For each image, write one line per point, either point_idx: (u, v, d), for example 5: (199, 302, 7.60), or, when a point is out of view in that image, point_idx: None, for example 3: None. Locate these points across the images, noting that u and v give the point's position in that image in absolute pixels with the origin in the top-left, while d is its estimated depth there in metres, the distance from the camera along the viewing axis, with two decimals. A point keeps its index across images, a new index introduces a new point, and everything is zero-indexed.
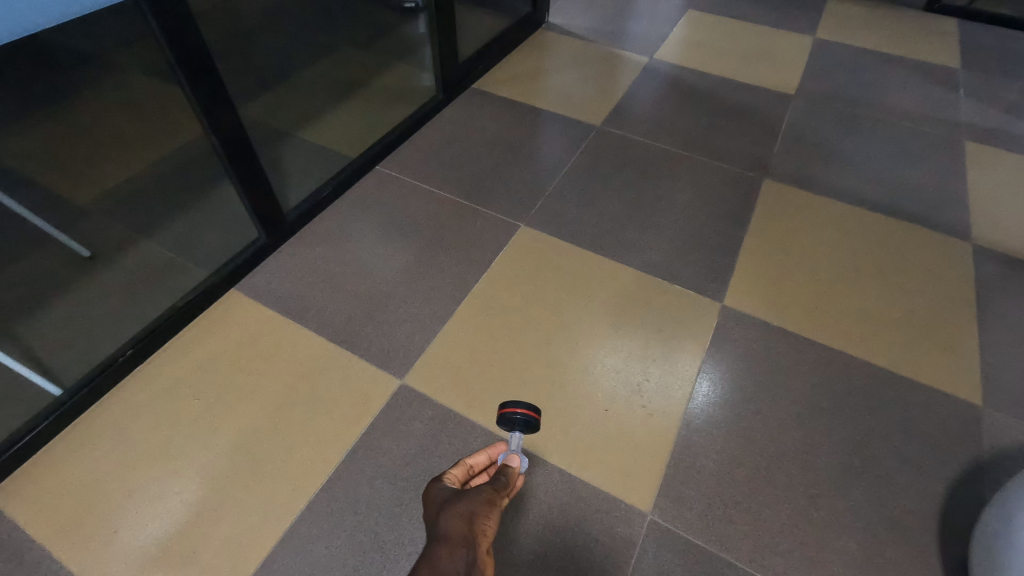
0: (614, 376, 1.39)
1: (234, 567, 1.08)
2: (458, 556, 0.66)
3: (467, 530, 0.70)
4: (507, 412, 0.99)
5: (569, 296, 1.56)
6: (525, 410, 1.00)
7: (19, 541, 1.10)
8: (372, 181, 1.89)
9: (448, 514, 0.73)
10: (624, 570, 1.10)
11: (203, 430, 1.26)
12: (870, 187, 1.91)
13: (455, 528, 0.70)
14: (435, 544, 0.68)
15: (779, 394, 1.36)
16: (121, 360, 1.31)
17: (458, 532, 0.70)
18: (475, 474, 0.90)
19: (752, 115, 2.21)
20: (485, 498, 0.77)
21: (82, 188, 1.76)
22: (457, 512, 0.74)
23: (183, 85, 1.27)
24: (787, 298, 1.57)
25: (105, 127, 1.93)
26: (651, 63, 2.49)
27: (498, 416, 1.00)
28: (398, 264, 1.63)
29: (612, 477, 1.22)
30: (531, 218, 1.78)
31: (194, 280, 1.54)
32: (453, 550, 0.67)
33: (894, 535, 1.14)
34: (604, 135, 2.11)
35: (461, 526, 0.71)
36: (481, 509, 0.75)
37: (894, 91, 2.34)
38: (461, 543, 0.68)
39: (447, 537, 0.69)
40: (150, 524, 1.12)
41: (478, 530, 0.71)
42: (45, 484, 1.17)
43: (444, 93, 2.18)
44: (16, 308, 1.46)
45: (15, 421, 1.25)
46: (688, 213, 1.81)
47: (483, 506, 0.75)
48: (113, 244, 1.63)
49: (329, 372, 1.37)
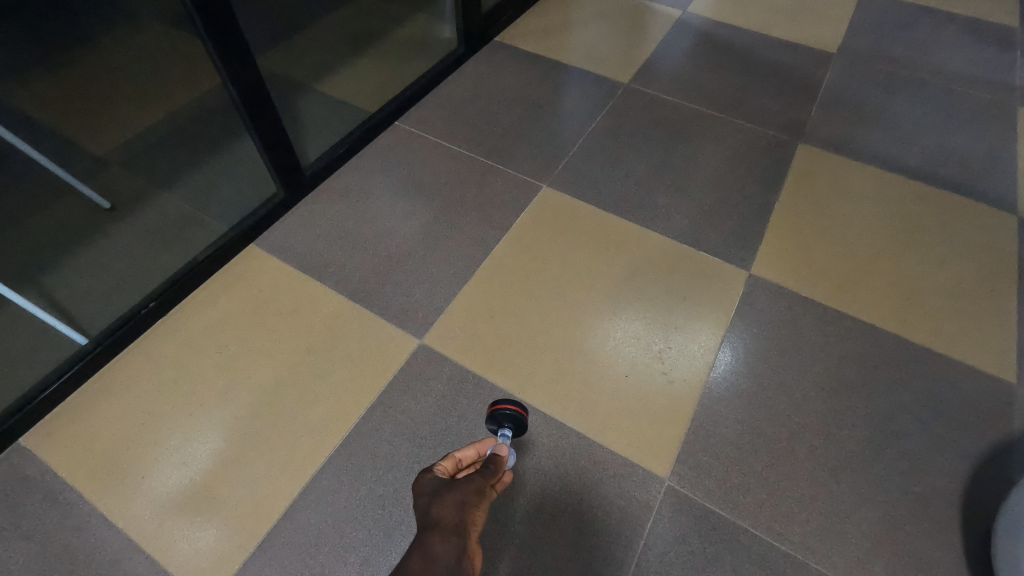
0: (634, 342, 1.37)
1: (258, 514, 1.11)
2: (449, 544, 0.67)
3: (458, 519, 0.70)
4: (496, 408, 1.06)
5: (591, 260, 1.52)
6: (514, 407, 1.07)
7: (52, 483, 1.14)
8: (391, 136, 1.84)
9: (440, 501, 0.74)
10: (639, 533, 1.10)
11: (225, 384, 1.27)
12: (912, 154, 1.81)
13: (446, 516, 0.71)
14: (426, 532, 0.69)
15: (805, 365, 1.33)
16: (145, 311, 1.32)
17: (449, 520, 0.70)
18: (462, 468, 0.89)
19: (790, 74, 2.09)
20: (475, 487, 0.76)
21: (100, 139, 1.74)
22: (449, 500, 0.73)
23: (200, 33, 1.22)
24: (818, 268, 1.51)
25: (121, 76, 1.89)
26: (684, 16, 2.35)
27: (488, 413, 1.06)
28: (418, 222, 1.60)
29: (629, 442, 1.21)
30: (553, 179, 1.73)
31: (214, 234, 1.54)
32: (445, 537, 0.68)
33: (914, 510, 1.12)
34: (631, 93, 2.01)
35: (452, 515, 0.71)
36: (471, 499, 0.74)
37: (946, 50, 2.19)
38: (453, 532, 0.68)
39: (438, 525, 0.70)
40: (176, 471, 1.15)
41: (468, 520, 0.71)
42: (75, 430, 1.20)
43: (465, 45, 2.10)
44: (40, 258, 1.47)
45: (44, 368, 1.27)
46: (717, 177, 1.74)
47: (472, 496, 0.75)
48: (133, 196, 1.62)
49: (349, 328, 1.37)
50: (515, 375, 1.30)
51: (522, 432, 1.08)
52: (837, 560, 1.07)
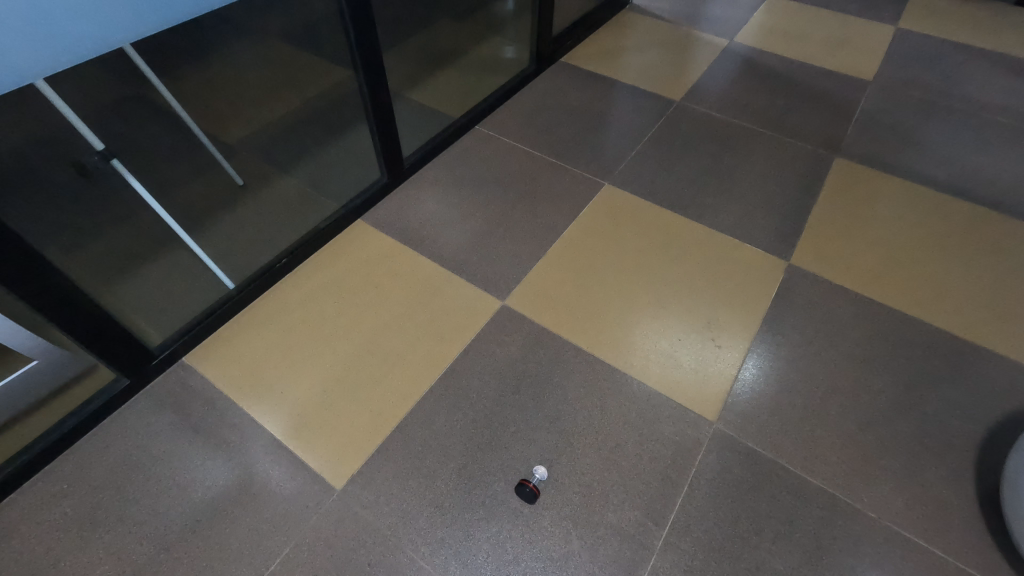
0: (684, 314, 1.59)
1: (374, 426, 1.35)
2: None
3: None
4: (524, 486, 1.22)
5: (648, 247, 1.76)
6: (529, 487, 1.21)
7: (210, 392, 1.40)
8: (473, 137, 2.14)
9: None
10: (692, 462, 1.30)
11: (342, 326, 1.53)
12: (941, 170, 2.00)
13: None
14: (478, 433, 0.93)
15: (836, 338, 1.53)
16: (279, 265, 1.60)
17: None
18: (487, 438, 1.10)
19: (827, 98, 2.32)
20: None
21: (230, 126, 2.04)
22: None
23: (350, 42, 1.51)
24: (851, 262, 1.71)
25: (242, 71, 2.19)
26: (730, 45, 2.62)
27: (525, 487, 1.22)
28: (498, 209, 1.86)
29: (683, 392, 1.42)
30: (614, 179, 1.97)
31: (329, 208, 1.82)
32: None
33: (933, 460, 1.29)
34: (682, 109, 2.27)
35: None
36: None
37: (975, 81, 2.39)
38: None
39: None
40: (305, 387, 1.41)
41: None
42: (225, 353, 1.48)
43: (536, 64, 2.44)
44: (191, 222, 1.78)
45: (199, 305, 1.56)
46: (760, 183, 1.96)
47: None
48: (261, 176, 1.93)
49: (443, 288, 1.63)
50: (583, 333, 1.54)
51: (531, 490, 1.22)
52: (862, 494, 1.25)
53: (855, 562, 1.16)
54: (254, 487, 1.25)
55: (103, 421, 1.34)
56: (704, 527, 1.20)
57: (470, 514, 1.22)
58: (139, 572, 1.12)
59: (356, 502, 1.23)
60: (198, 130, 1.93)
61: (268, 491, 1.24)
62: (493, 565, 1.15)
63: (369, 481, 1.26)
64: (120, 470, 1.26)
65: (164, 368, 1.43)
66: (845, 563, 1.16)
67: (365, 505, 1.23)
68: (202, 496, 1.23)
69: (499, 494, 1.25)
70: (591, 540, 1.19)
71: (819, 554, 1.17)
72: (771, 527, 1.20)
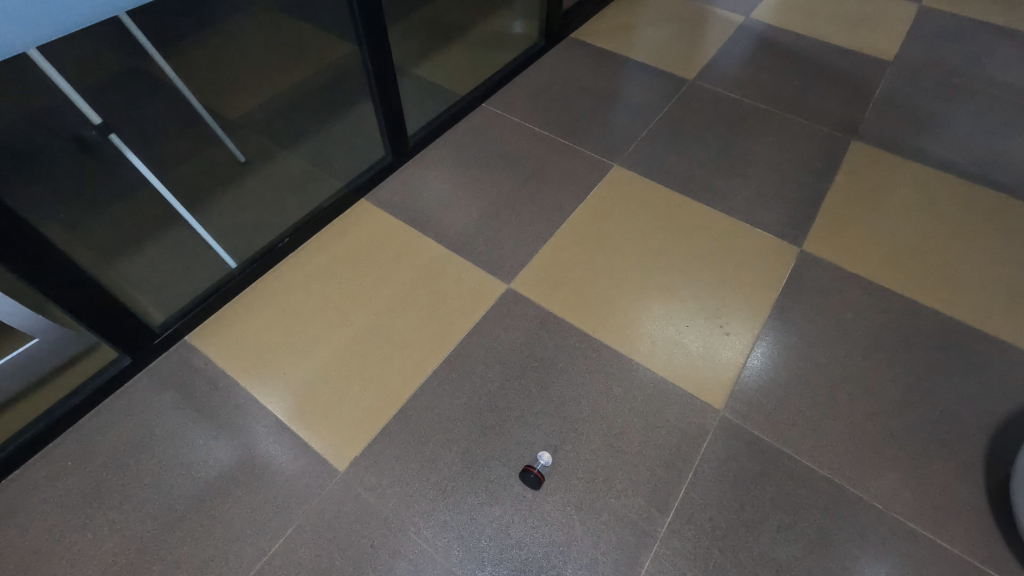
0: (693, 300, 1.56)
1: (377, 408, 1.34)
2: None
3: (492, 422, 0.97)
4: (528, 473, 1.21)
5: (657, 231, 1.72)
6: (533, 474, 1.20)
7: (213, 372, 1.39)
8: (479, 115, 2.09)
9: None
10: (697, 449, 1.29)
11: (345, 307, 1.52)
12: (962, 155, 1.93)
13: None
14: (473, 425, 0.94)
15: (848, 327, 1.50)
16: (281, 245, 1.58)
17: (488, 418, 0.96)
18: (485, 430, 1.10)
19: (845, 78, 2.24)
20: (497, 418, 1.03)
21: (231, 101, 1.99)
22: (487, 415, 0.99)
23: (353, 15, 1.45)
24: (864, 248, 1.67)
25: (243, 44, 2.13)
26: (746, 22, 2.53)
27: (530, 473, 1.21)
28: (504, 190, 1.82)
29: (690, 380, 1.40)
30: (624, 160, 1.93)
31: (332, 187, 1.79)
32: None
33: (943, 452, 1.27)
34: (695, 89, 2.20)
35: None
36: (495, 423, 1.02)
37: (1001, 63, 2.30)
38: None
39: None
40: (308, 369, 1.40)
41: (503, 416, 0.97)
42: (227, 333, 1.46)
43: (546, 41, 2.37)
44: (193, 199, 1.75)
45: (201, 284, 1.54)
46: (774, 166, 1.91)
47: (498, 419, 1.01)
48: (263, 153, 1.89)
49: (448, 270, 1.61)
50: (589, 318, 1.51)
51: (536, 476, 1.21)
52: (869, 485, 1.23)
53: (860, 551, 1.15)
54: (257, 467, 1.25)
55: (106, 399, 1.33)
56: (708, 515, 1.20)
57: (473, 498, 1.21)
58: (144, 549, 1.13)
59: (359, 484, 1.23)
60: (198, 105, 1.89)
61: (271, 471, 1.24)
62: (496, 549, 1.15)
63: (371, 463, 1.26)
64: (123, 448, 1.26)
65: (167, 347, 1.42)
66: (849, 553, 1.15)
67: (368, 487, 1.22)
68: (205, 476, 1.23)
69: (502, 478, 1.24)
70: (593, 526, 1.18)
71: (823, 543, 1.16)
72: (776, 517, 1.19)
